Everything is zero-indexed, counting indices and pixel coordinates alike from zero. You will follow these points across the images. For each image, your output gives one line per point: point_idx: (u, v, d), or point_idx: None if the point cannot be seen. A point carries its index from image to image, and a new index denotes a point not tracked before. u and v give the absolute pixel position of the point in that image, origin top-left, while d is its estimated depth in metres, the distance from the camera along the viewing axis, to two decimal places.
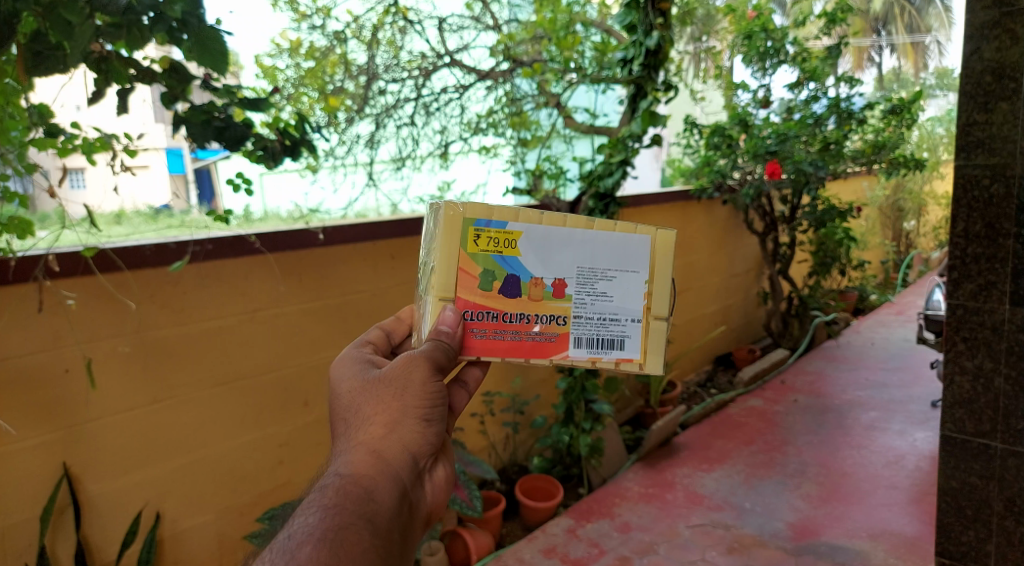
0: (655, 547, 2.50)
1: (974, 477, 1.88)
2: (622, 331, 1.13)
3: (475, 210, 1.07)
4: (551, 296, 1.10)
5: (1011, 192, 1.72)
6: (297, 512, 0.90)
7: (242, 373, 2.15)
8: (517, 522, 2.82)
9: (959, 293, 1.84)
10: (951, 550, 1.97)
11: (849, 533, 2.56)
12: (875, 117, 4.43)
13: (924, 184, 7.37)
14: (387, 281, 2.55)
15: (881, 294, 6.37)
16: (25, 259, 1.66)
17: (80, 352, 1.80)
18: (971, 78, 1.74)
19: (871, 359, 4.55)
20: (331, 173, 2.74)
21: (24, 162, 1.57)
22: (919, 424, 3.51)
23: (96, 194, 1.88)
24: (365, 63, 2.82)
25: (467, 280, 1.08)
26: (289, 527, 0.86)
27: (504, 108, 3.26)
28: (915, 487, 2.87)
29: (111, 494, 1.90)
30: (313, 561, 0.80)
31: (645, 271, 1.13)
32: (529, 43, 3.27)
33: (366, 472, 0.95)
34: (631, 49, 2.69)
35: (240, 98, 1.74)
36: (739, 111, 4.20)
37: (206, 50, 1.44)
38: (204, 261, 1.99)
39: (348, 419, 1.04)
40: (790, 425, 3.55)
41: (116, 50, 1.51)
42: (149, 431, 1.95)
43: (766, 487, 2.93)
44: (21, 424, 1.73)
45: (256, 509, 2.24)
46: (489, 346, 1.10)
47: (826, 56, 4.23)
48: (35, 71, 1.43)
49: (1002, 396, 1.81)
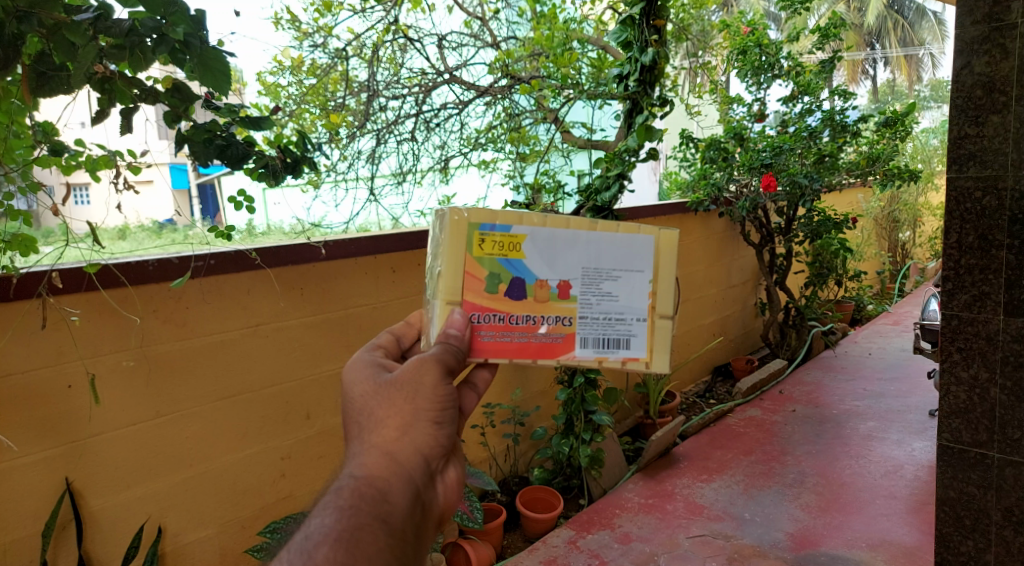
0: (655, 558, 2.50)
1: (972, 487, 1.89)
2: (628, 330, 1.15)
3: (479, 215, 1.10)
4: (556, 298, 1.12)
5: (1004, 204, 1.74)
6: (313, 512, 0.92)
7: (245, 386, 2.16)
8: (518, 533, 2.81)
9: (953, 303, 1.86)
10: (951, 560, 1.98)
11: (849, 543, 2.56)
12: (870, 129, 4.43)
13: (919, 196, 7.42)
14: (388, 293, 2.57)
15: (877, 304, 6.39)
16: (28, 276, 1.68)
17: (83, 367, 1.82)
18: (962, 92, 1.78)
19: (869, 369, 4.56)
20: (332, 189, 2.77)
21: (28, 180, 1.58)
22: (917, 433, 3.51)
23: (99, 210, 1.90)
24: (366, 81, 2.95)
25: (474, 283, 1.10)
26: (307, 527, 0.88)
27: (504, 123, 3.30)
28: (913, 496, 2.87)
29: (113, 508, 1.91)
30: (329, 563, 0.83)
31: (650, 270, 1.16)
32: (528, 59, 3.28)
33: (380, 473, 0.95)
34: (626, 65, 2.72)
35: (242, 116, 1.76)
36: (734, 124, 4.27)
37: (210, 70, 1.47)
38: (207, 276, 2.01)
39: (360, 421, 1.02)
40: (789, 434, 3.56)
41: (119, 70, 1.53)
42: (152, 444, 1.97)
43: (766, 497, 2.93)
44: (23, 440, 1.74)
45: (258, 522, 2.25)
46: (497, 348, 1.11)
47: (820, 70, 4.23)
48: (39, 91, 1.44)
49: (998, 406, 1.81)
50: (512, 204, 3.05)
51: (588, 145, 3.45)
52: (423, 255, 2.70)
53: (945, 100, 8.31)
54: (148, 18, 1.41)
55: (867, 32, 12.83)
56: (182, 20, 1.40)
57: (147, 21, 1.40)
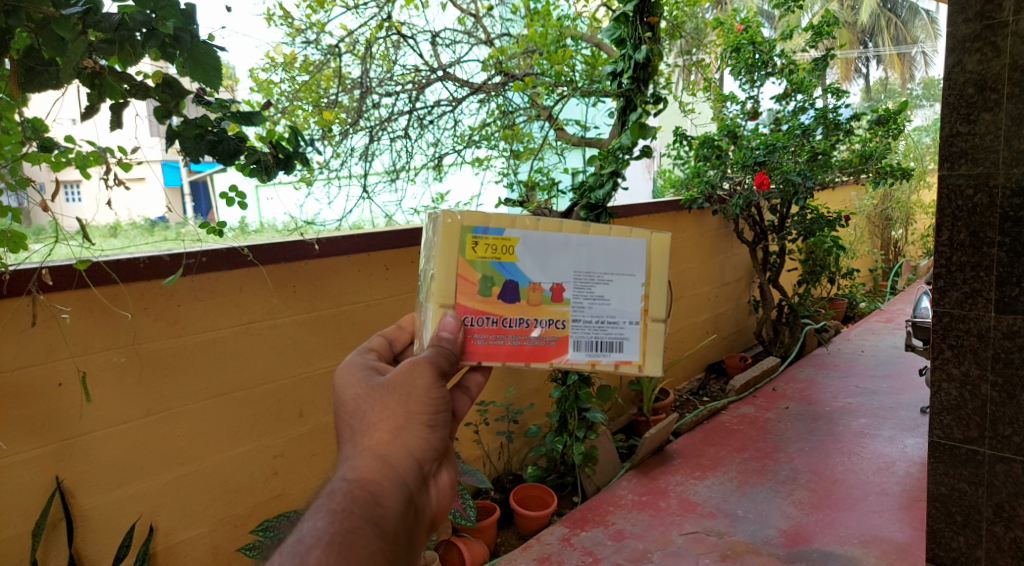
0: (648, 555, 2.51)
1: (963, 483, 1.91)
2: (620, 333, 1.15)
3: (473, 218, 1.10)
4: (549, 300, 1.12)
5: (995, 202, 1.75)
6: (305, 515, 0.91)
7: (236, 385, 2.14)
8: (511, 531, 2.81)
9: (944, 301, 1.87)
10: (942, 556, 1.99)
11: (841, 540, 2.57)
12: (862, 127, 4.44)
13: (911, 194, 7.46)
14: (381, 291, 2.56)
15: (870, 302, 6.42)
16: (18, 272, 1.66)
17: (74, 365, 1.81)
18: (954, 90, 1.79)
19: (862, 367, 4.58)
20: (325, 186, 2.77)
21: (16, 176, 1.56)
22: (908, 430, 3.54)
23: (90, 207, 1.88)
24: (359, 77, 2.95)
25: (467, 286, 1.09)
26: (299, 530, 0.88)
27: (497, 121, 3.29)
28: (905, 493, 2.89)
29: (104, 508, 1.90)
30: None
31: (642, 274, 1.15)
32: (521, 57, 3.28)
33: (373, 476, 0.95)
34: (620, 62, 2.72)
35: (232, 112, 1.74)
36: (727, 122, 4.27)
37: (200, 66, 1.45)
38: (198, 274, 2.00)
39: (353, 424, 1.02)
40: (781, 431, 3.57)
41: (109, 66, 1.53)
42: (143, 443, 1.95)
43: (758, 493, 2.94)
44: (13, 439, 1.73)
45: (250, 521, 2.24)
46: (490, 351, 1.11)
47: (812, 68, 4.24)
48: (28, 85, 1.45)
49: (989, 402, 1.83)
50: (506, 202, 3.03)
51: (582, 142, 3.43)
52: (417, 253, 2.69)
53: (936, 99, 8.35)
54: (137, 12, 1.39)
55: (860, 31, 12.89)
56: (172, 14, 1.38)
57: (137, 15, 1.39)
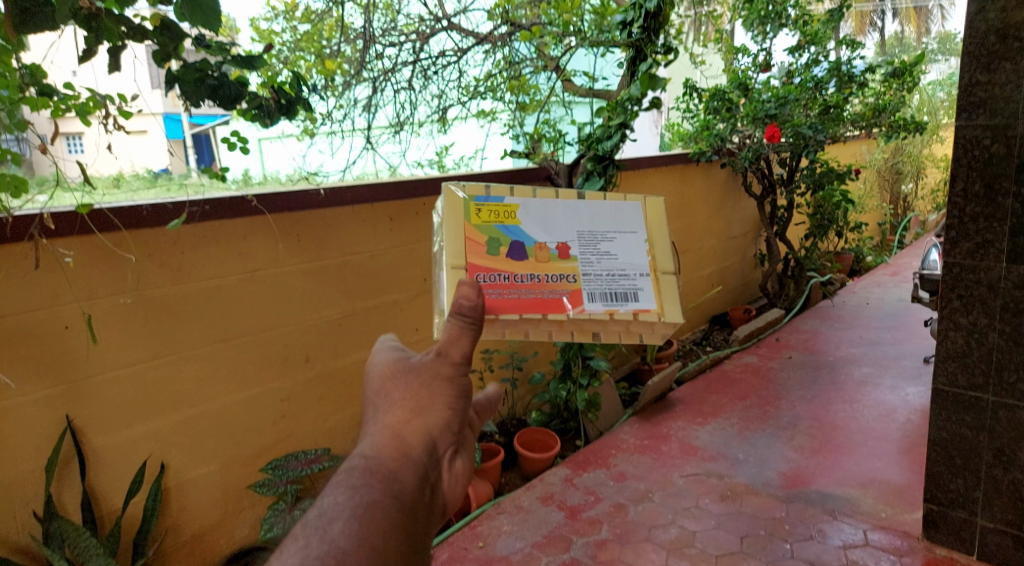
0: (650, 495, 2.56)
1: (964, 428, 1.94)
2: (633, 285, 1.04)
3: (474, 189, 1.03)
4: (558, 257, 1.01)
5: (1012, 151, 1.73)
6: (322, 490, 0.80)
7: (242, 330, 2.15)
8: (515, 473, 2.86)
9: (955, 252, 1.86)
10: (941, 496, 2.05)
11: (839, 482, 2.62)
12: (876, 80, 4.36)
13: (923, 148, 7.37)
14: (388, 236, 2.54)
15: (878, 257, 6.41)
16: (21, 217, 1.65)
17: (80, 309, 1.80)
18: (976, 37, 1.74)
19: (865, 319, 4.60)
20: (327, 137, 2.78)
21: (13, 120, 1.53)
22: (910, 379, 3.57)
23: (91, 154, 1.85)
24: (362, 27, 2.79)
25: (474, 247, 0.99)
26: (317, 505, 0.77)
27: (503, 72, 3.19)
28: (904, 438, 2.93)
29: (114, 446, 1.92)
30: (341, 539, 0.72)
31: (644, 232, 1.08)
32: (529, 6, 3.20)
33: (394, 450, 0.83)
34: (631, 11, 2.64)
35: (233, 56, 1.69)
36: (738, 74, 4.16)
37: (201, 7, 1.40)
38: (202, 222, 1.99)
39: (376, 402, 0.90)
40: (783, 380, 3.61)
41: (106, 8, 1.47)
42: (150, 385, 1.96)
43: (760, 439, 2.98)
44: (22, 379, 1.74)
45: (260, 460, 2.27)
46: (505, 306, 0.96)
47: (827, 19, 4.15)
48: (24, 27, 1.37)
49: (996, 350, 1.84)
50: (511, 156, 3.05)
51: (589, 93, 3.38)
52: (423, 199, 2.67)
53: (953, 52, 8.17)
54: None
55: None
56: None
57: None
